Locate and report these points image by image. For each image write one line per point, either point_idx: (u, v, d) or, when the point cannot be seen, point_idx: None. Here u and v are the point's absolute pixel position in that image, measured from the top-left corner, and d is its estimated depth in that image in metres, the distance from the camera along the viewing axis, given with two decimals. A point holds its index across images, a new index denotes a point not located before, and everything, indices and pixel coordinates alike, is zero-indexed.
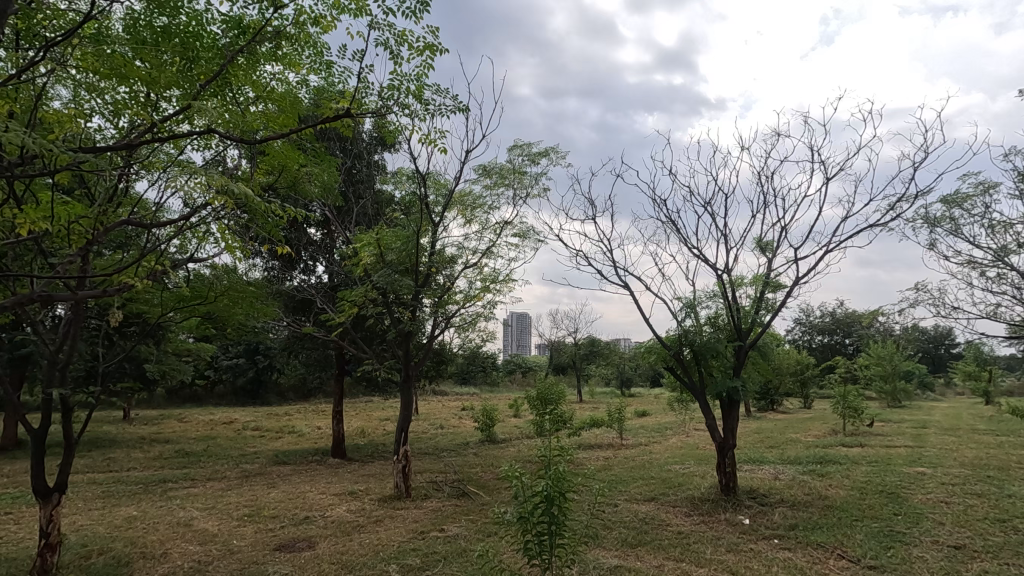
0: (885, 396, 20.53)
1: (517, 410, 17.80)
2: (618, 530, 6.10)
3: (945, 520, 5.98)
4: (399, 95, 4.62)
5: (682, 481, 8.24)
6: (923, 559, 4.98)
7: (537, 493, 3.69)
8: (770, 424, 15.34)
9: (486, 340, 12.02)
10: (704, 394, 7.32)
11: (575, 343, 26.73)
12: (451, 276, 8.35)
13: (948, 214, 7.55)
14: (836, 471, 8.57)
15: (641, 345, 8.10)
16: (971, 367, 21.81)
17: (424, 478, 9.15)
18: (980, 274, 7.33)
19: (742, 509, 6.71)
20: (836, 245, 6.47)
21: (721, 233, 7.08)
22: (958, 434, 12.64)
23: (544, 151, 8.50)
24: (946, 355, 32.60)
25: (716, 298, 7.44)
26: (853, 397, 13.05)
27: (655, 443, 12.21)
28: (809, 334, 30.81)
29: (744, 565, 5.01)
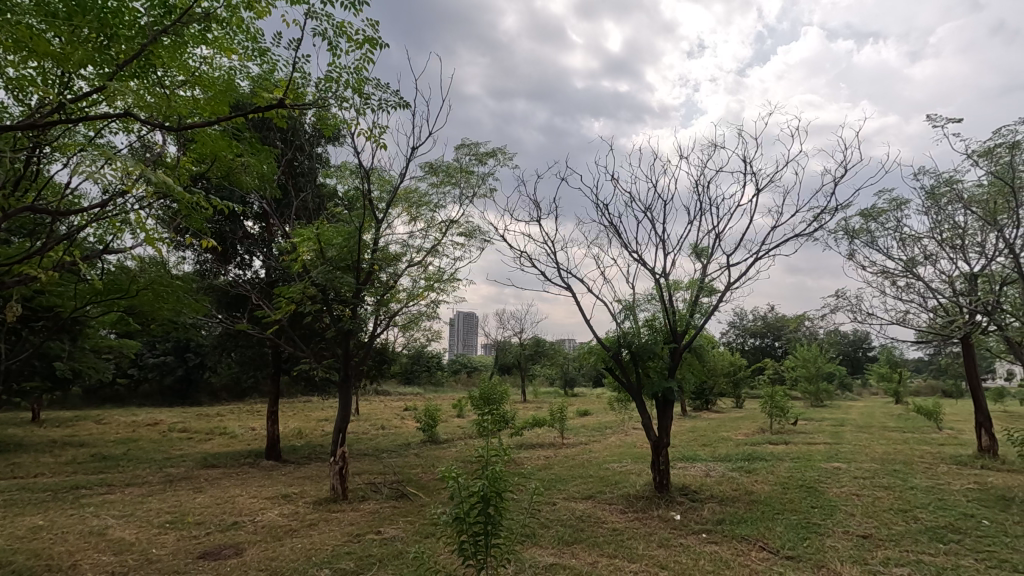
0: (808, 395, 21.82)
1: (461, 410, 17.73)
2: (555, 528, 6.17)
3: (855, 512, 6.42)
4: (337, 87, 4.53)
5: (618, 479, 8.45)
6: (834, 548, 5.32)
7: (473, 493, 3.68)
8: (704, 423, 15.99)
9: (430, 339, 11.91)
10: (641, 394, 7.51)
11: (520, 343, 26.92)
12: (394, 275, 8.24)
13: (865, 227, 8.12)
14: (762, 468, 9.03)
15: (583, 346, 8.27)
16: (884, 369, 23.49)
17: (362, 479, 8.96)
18: (891, 284, 7.94)
19: (674, 505, 6.94)
20: (765, 254, 6.74)
21: (660, 238, 7.25)
22: (870, 431, 13.58)
23: (490, 150, 8.52)
24: (863, 358, 35.07)
25: (653, 301, 7.68)
26: (779, 398, 13.80)
27: (595, 442, 12.44)
28: (741, 336, 32.36)
29: (673, 559, 5.19)
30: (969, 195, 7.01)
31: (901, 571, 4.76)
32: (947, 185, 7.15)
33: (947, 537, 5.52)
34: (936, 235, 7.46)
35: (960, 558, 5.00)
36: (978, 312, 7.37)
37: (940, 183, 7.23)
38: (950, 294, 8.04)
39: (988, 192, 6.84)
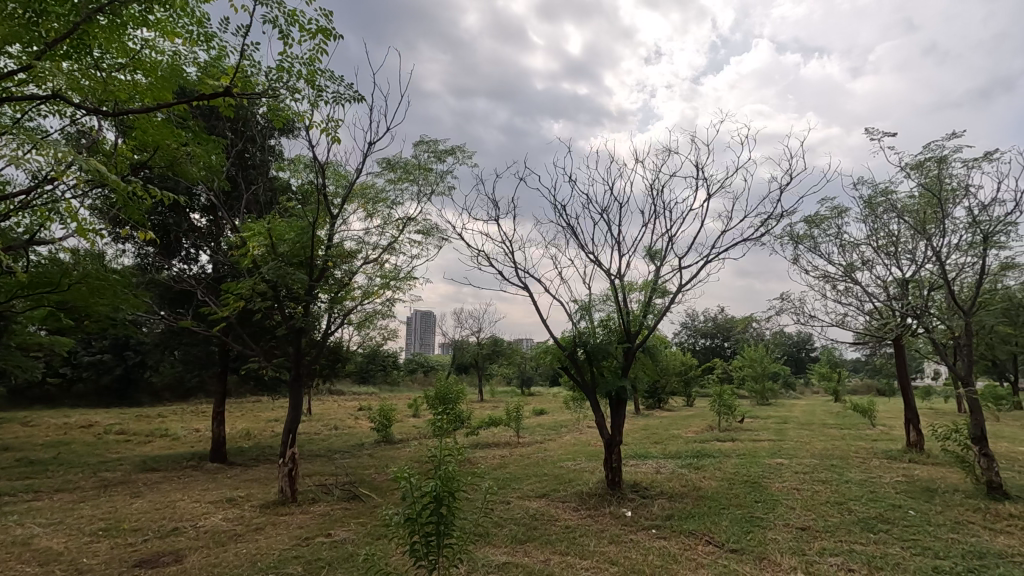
0: (754, 394, 22.69)
1: (417, 410, 17.55)
2: (508, 527, 6.19)
3: (796, 505, 6.71)
4: (288, 77, 4.40)
5: (572, 477, 8.54)
6: (775, 541, 5.54)
7: (425, 493, 3.64)
8: (656, 421, 16.39)
9: (386, 338, 11.72)
10: (595, 393, 7.61)
11: (478, 343, 26.86)
12: (349, 272, 8.09)
13: (809, 234, 8.51)
14: (710, 464, 9.33)
15: (539, 346, 8.33)
16: (825, 369, 24.67)
17: (313, 481, 8.74)
18: (832, 288, 8.35)
19: (625, 502, 7.08)
20: (716, 258, 6.71)
21: (616, 240, 7.38)
22: (810, 428, 14.25)
23: (450, 148, 8.46)
24: (806, 358, 36.77)
25: (608, 302, 7.80)
26: (727, 397, 14.29)
27: (551, 441, 12.55)
28: (693, 337, 33.36)
29: (623, 555, 5.28)
30: (902, 206, 7.43)
31: (835, 560, 5.00)
32: (883, 195, 7.56)
33: (877, 527, 5.84)
34: (872, 242, 7.89)
35: (888, 546, 5.31)
36: (908, 315, 7.84)
37: (877, 193, 7.64)
38: (884, 299, 8.52)
39: (918, 203, 7.27)
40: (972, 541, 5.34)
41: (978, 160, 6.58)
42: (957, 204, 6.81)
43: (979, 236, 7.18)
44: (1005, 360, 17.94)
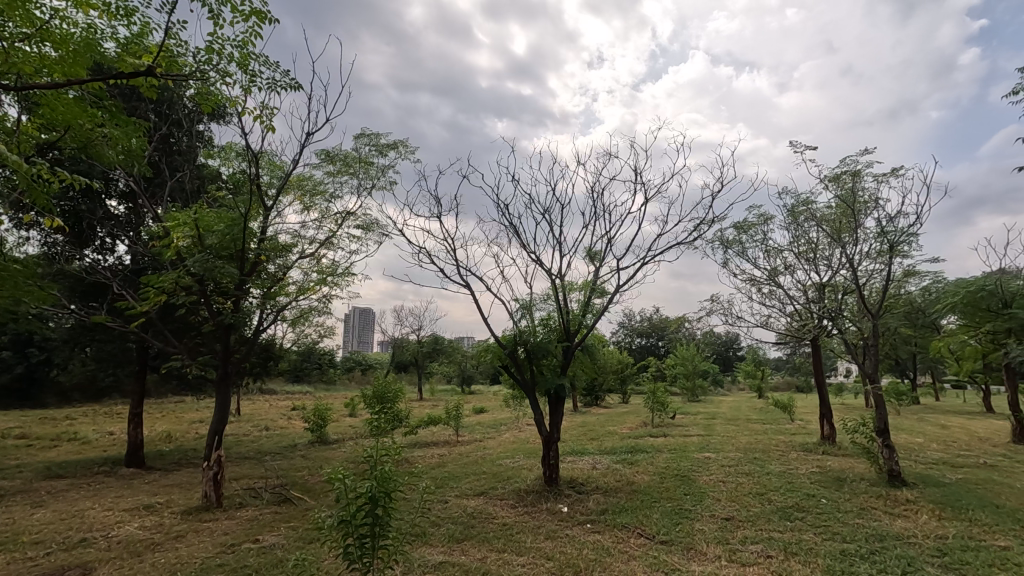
0: (685, 391, 23.68)
1: (353, 409, 17.11)
2: (446, 526, 6.15)
3: (721, 497, 7.06)
4: (218, 59, 4.19)
5: (510, 474, 8.60)
6: (702, 531, 5.81)
7: (361, 494, 3.54)
8: (593, 418, 16.75)
9: (322, 335, 11.35)
10: (534, 391, 7.67)
11: (418, 341, 26.50)
12: (284, 266, 7.79)
13: (738, 239, 8.97)
14: (643, 459, 9.66)
15: (479, 344, 8.33)
16: (750, 367, 26.09)
17: (240, 485, 8.33)
18: (757, 291, 8.84)
19: (562, 498, 7.20)
20: (651, 259, 7.21)
21: (557, 240, 7.49)
22: (735, 423, 15.03)
23: (392, 142, 8.30)
24: (733, 356, 38.83)
25: (549, 301, 7.91)
26: (660, 394, 14.81)
27: (490, 439, 12.56)
28: (630, 336, 34.45)
29: (558, 550, 5.37)
30: (821, 215, 7.97)
31: (756, 547, 5.30)
32: (804, 205, 8.08)
33: (793, 515, 6.25)
34: (794, 248, 8.42)
35: (802, 533, 5.68)
36: (824, 317, 8.43)
37: (799, 203, 8.15)
38: (804, 302, 9.11)
39: (835, 213, 7.82)
40: (874, 525, 5.82)
41: (887, 176, 7.16)
42: (868, 215, 7.38)
43: (886, 245, 7.83)
44: (905, 360, 19.65)
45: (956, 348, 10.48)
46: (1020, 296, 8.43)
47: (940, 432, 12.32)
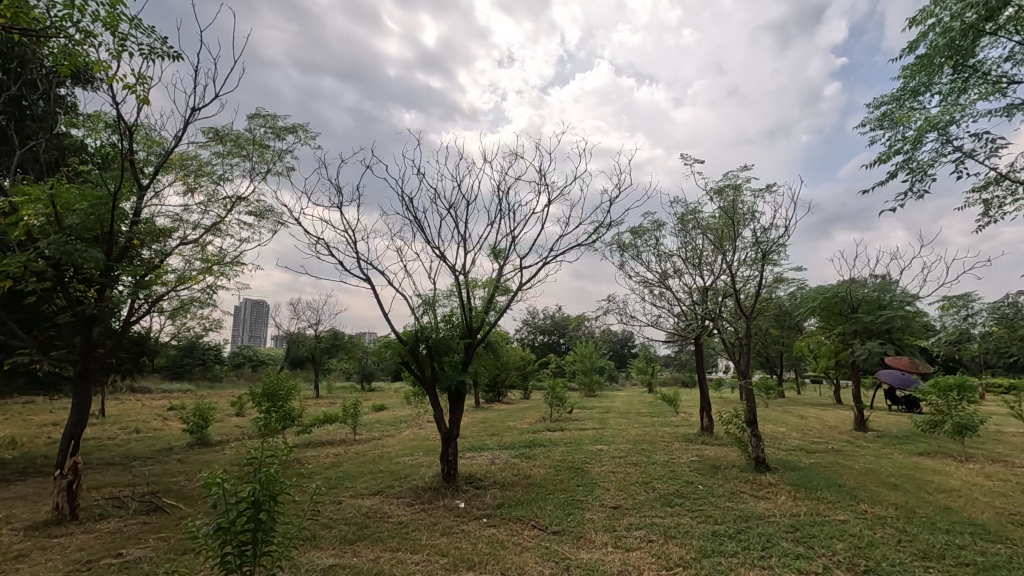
0: (584, 387, 24.69)
1: (240, 409, 15.99)
2: (337, 527, 5.93)
3: (611, 487, 7.44)
4: (79, 17, 3.71)
5: (408, 472, 8.46)
6: (591, 520, 6.09)
7: (242, 500, 3.29)
8: (494, 414, 16.98)
9: (207, 328, 10.50)
10: (434, 387, 7.57)
11: (316, 336, 25.26)
12: (161, 253, 7.10)
13: (634, 243, 9.48)
14: (539, 453, 9.95)
15: (380, 340, 8.12)
16: (642, 364, 27.82)
17: (101, 494, 7.46)
18: (650, 292, 9.41)
19: (459, 494, 7.21)
20: (552, 260, 7.38)
21: (462, 236, 7.45)
22: (626, 417, 15.94)
23: (290, 125, 7.84)
24: (627, 354, 41.23)
25: (452, 297, 7.89)
26: (559, 391, 15.34)
27: (389, 437, 12.27)
28: (533, 334, 35.34)
29: (454, 546, 5.37)
30: (706, 224, 8.64)
31: (639, 533, 5.64)
32: (692, 214, 8.73)
33: (673, 501, 6.73)
34: (683, 253, 9.05)
35: (681, 517, 6.13)
36: (706, 318, 9.16)
37: (687, 212, 8.79)
38: (689, 303, 9.82)
39: (718, 223, 8.49)
40: (741, 507, 6.42)
41: (762, 191, 7.93)
42: (745, 226, 8.11)
43: (760, 254, 8.65)
44: (773, 358, 21.94)
45: (814, 347, 11.82)
46: (865, 301, 9.70)
47: (799, 422, 13.86)
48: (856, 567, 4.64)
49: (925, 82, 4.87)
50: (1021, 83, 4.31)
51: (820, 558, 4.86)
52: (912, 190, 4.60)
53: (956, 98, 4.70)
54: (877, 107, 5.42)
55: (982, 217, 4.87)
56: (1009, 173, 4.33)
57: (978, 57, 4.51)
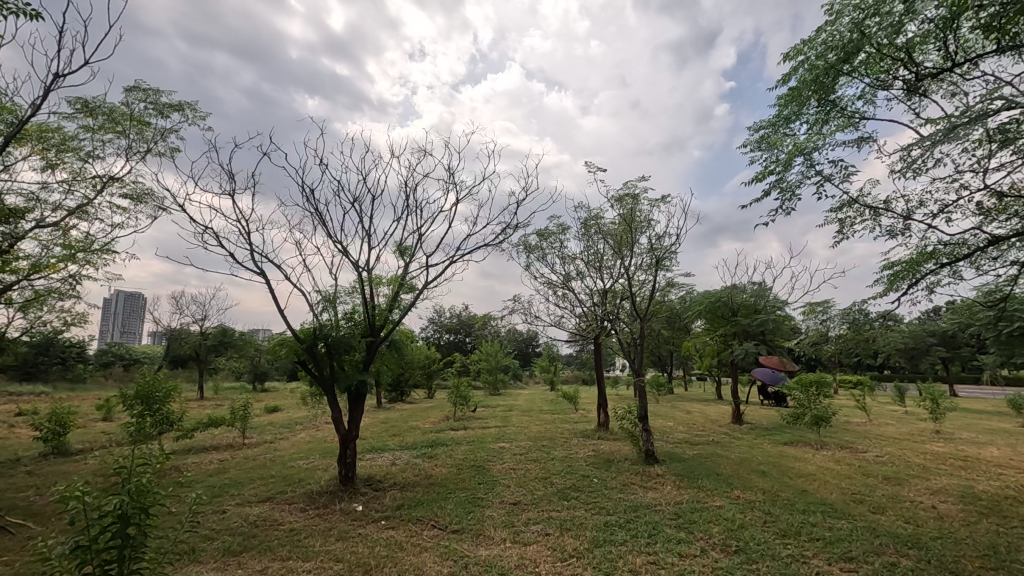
0: (488, 385, 24.88)
1: (108, 413, 14.38)
2: (221, 539, 5.52)
3: (511, 483, 7.59)
4: None
5: (303, 476, 8.07)
6: (491, 517, 6.17)
7: (107, 513, 2.96)
8: (396, 414, 16.66)
9: (68, 323, 9.34)
10: (332, 387, 7.28)
11: (201, 333, 23.28)
12: (11, 235, 6.22)
13: (540, 245, 9.73)
14: (442, 452, 9.91)
15: (275, 338, 7.66)
16: (545, 362, 28.62)
17: None
18: (554, 293, 9.71)
19: (357, 497, 7.00)
20: (459, 258, 7.22)
21: (366, 232, 7.18)
22: (528, 414, 16.34)
23: (176, 102, 7.19)
24: (531, 352, 42.21)
25: (354, 294, 7.64)
26: (463, 390, 15.36)
27: (283, 440, 11.64)
28: (439, 332, 35.14)
29: (349, 551, 5.21)
30: (607, 230, 9.06)
31: (536, 527, 5.81)
32: (595, 219, 9.12)
33: (569, 495, 7.00)
34: (585, 257, 9.42)
35: (576, 510, 6.39)
36: (605, 319, 9.62)
37: (590, 217, 9.16)
38: (590, 305, 10.25)
39: (618, 229, 8.94)
40: (632, 498, 6.82)
41: (657, 202, 8.48)
42: (642, 233, 8.64)
43: (654, 260, 9.22)
44: (664, 357, 23.49)
45: (700, 347, 12.82)
46: (743, 305, 10.68)
47: (685, 417, 14.95)
48: (728, 548, 5.09)
49: (795, 111, 5.44)
50: (870, 118, 4.95)
51: (698, 541, 5.28)
52: (782, 206, 5.15)
53: (819, 127, 5.30)
54: (756, 130, 5.99)
55: (838, 233, 5.56)
56: (859, 196, 4.98)
57: (837, 93, 5.10)
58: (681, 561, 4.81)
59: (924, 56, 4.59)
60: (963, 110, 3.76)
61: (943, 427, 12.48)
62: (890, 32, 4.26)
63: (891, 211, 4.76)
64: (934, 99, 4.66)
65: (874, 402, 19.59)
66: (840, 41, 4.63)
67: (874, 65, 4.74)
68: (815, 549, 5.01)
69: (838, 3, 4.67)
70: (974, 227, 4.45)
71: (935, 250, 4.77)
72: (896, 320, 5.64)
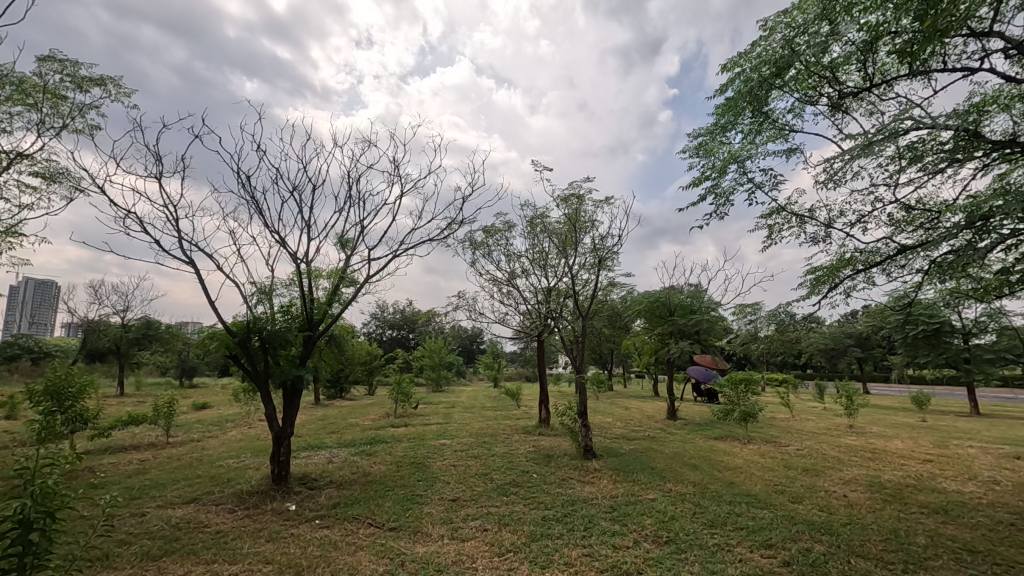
0: (431, 382, 24.62)
1: (11, 410, 13.21)
2: (138, 543, 5.19)
3: (451, 480, 7.57)
4: None
5: (232, 476, 7.71)
6: (429, 514, 6.12)
7: (7, 518, 2.72)
8: (335, 410, 16.22)
9: None
10: (266, 383, 6.97)
11: (123, 324, 21.81)
12: None
13: (485, 242, 9.73)
14: (381, 450, 9.73)
15: (204, 331, 7.25)
16: (489, 359, 28.67)
17: None
18: (498, 290, 9.74)
19: (290, 496, 6.76)
20: (402, 252, 7.08)
21: (305, 223, 6.94)
22: (471, 411, 16.32)
23: (98, 76, 6.69)
24: (474, 350, 42.22)
25: (291, 287, 7.36)
26: (405, 386, 15.16)
27: (211, 438, 11.09)
28: (381, 327, 34.51)
29: (279, 552, 5.03)
30: (552, 229, 9.16)
31: (475, 523, 5.82)
32: (540, 218, 9.19)
33: (509, 491, 7.05)
34: (531, 254, 9.49)
35: (515, 505, 6.45)
36: (548, 317, 9.73)
37: (536, 215, 9.23)
38: (535, 303, 10.35)
39: (563, 228, 9.06)
40: (570, 492, 6.95)
41: (602, 203, 8.66)
42: (586, 233, 8.81)
43: (597, 260, 9.42)
44: (605, 355, 24.07)
45: (639, 345, 13.20)
46: (680, 306, 11.08)
47: (624, 414, 15.37)
48: (659, 538, 5.27)
49: (731, 121, 5.68)
50: (798, 131, 5.24)
51: (631, 533, 5.45)
52: (718, 211, 5.38)
53: (753, 137, 5.56)
54: (695, 137, 6.22)
55: (767, 239, 5.87)
56: (786, 204, 5.27)
57: (769, 105, 5.37)
58: (614, 552, 4.94)
59: (846, 75, 4.91)
60: (880, 127, 4.04)
61: (856, 422, 13.45)
62: (817, 50, 4.53)
63: (816, 220, 5.06)
64: (854, 117, 4.98)
65: (797, 398, 20.84)
66: (773, 57, 4.88)
67: (802, 81, 5.01)
68: (739, 538, 5.28)
69: (771, 20, 4.93)
70: (885, 237, 4.82)
71: (852, 256, 5.12)
72: (817, 322, 6.03)
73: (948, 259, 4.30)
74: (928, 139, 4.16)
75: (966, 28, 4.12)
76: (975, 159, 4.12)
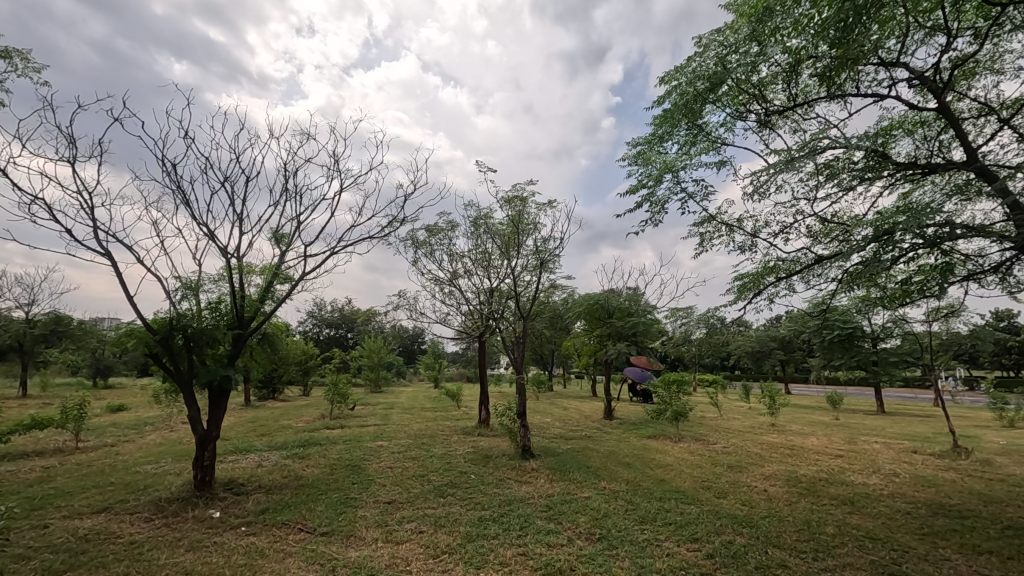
0: (370, 382, 24.09)
1: None
2: (39, 558, 4.78)
3: (387, 482, 7.44)
4: None
5: (149, 483, 7.24)
6: (363, 517, 5.99)
7: None
8: (266, 412, 15.56)
9: None
10: (191, 384, 6.59)
11: (28, 320, 20.04)
12: None
13: (428, 241, 9.62)
14: (314, 452, 9.43)
15: (122, 328, 6.77)
16: (430, 360, 28.39)
17: None
18: (439, 290, 9.65)
19: (214, 503, 6.43)
20: (340, 250, 6.81)
21: (237, 216, 6.60)
22: (410, 412, 16.12)
23: (3, 49, 6.13)
24: (415, 350, 41.68)
25: (220, 283, 7.00)
26: (342, 387, 14.78)
27: (128, 442, 10.38)
28: (318, 326, 33.44)
29: (200, 561, 4.78)
30: (495, 229, 9.17)
31: (410, 525, 5.75)
32: (484, 218, 9.19)
33: (446, 492, 7.01)
34: (474, 254, 9.47)
35: (452, 506, 6.42)
36: (490, 318, 9.75)
37: (480, 216, 9.22)
38: (477, 304, 10.34)
39: (506, 230, 9.10)
40: (507, 492, 6.99)
41: (544, 206, 8.78)
42: (528, 235, 8.90)
43: (539, 262, 9.53)
44: (545, 356, 24.40)
45: (579, 346, 13.46)
46: (618, 309, 11.40)
47: (562, 414, 15.63)
48: (592, 536, 5.40)
49: (668, 132, 5.90)
50: (729, 145, 5.51)
51: (565, 531, 5.55)
52: (654, 217, 5.58)
53: (688, 148, 5.81)
54: (634, 146, 6.42)
55: (699, 246, 6.14)
56: (717, 214, 5.54)
57: (703, 119, 5.63)
58: (549, 550, 5.02)
59: (773, 95, 5.22)
60: (800, 145, 4.33)
61: (777, 421, 14.28)
62: (747, 69, 4.79)
63: (743, 229, 5.35)
64: (780, 133, 5.29)
65: (725, 398, 21.92)
66: (707, 73, 5.12)
67: (733, 97, 5.28)
68: (667, 533, 5.50)
69: (705, 37, 5.18)
70: (805, 247, 5.15)
71: (775, 265, 5.44)
72: (743, 326, 6.35)
73: (858, 269, 4.65)
74: (842, 158, 4.49)
75: (877, 57, 4.47)
76: (882, 178, 4.49)
